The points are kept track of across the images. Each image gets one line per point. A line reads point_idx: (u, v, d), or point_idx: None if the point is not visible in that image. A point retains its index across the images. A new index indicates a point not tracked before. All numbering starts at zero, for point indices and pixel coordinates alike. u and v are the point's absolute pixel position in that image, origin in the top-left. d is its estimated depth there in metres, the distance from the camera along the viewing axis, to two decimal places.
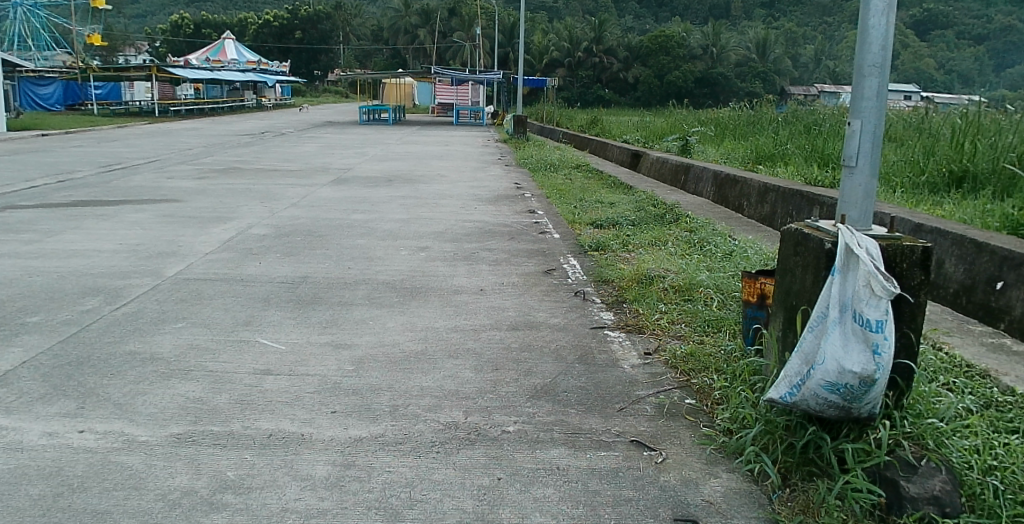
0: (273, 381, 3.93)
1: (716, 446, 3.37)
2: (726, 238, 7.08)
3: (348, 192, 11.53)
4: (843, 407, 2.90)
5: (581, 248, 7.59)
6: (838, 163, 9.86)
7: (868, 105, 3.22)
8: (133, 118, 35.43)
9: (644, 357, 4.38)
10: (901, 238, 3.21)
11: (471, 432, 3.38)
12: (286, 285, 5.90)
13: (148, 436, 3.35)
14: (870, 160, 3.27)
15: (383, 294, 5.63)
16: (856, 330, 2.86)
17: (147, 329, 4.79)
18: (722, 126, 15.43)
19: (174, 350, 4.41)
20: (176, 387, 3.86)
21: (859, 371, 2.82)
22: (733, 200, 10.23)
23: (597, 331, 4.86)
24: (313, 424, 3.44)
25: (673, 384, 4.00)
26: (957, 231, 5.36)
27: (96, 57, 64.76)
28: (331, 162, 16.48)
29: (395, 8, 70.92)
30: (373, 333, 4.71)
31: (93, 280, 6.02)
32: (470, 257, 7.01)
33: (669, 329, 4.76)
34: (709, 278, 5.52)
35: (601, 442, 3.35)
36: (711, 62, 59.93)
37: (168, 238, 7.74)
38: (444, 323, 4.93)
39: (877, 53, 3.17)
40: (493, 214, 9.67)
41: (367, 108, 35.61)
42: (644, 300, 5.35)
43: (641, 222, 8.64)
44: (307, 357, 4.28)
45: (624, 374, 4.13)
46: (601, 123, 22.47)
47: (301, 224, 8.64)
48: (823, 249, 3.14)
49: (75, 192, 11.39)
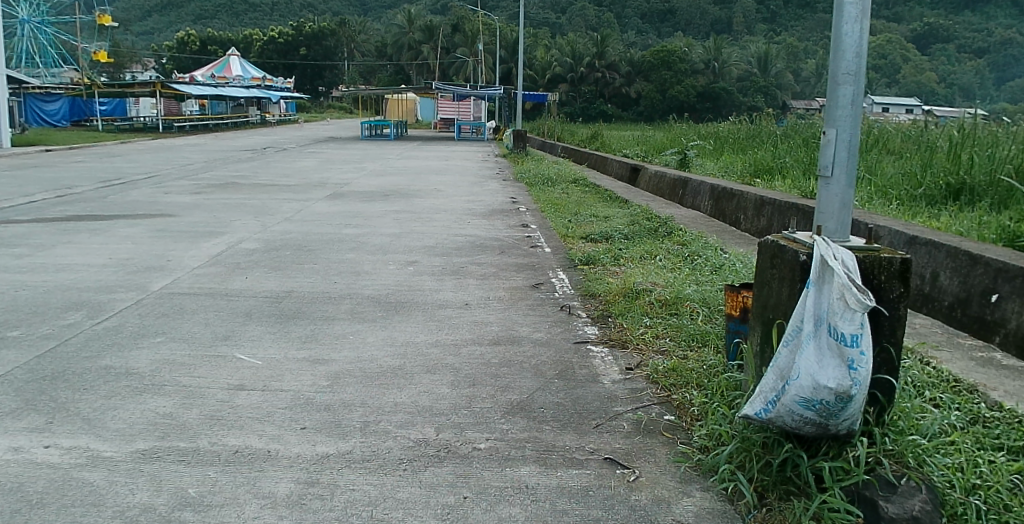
0: (246, 396, 3.86)
1: (691, 464, 3.28)
2: (717, 251, 7.06)
3: (343, 207, 11.50)
4: (820, 423, 2.92)
5: (570, 262, 7.55)
6: None
7: (843, 113, 3.16)
8: (138, 134, 35.62)
9: (625, 372, 4.31)
10: (879, 249, 3.19)
11: (440, 449, 3.30)
12: (270, 300, 5.84)
13: (113, 451, 3.28)
14: (846, 170, 3.20)
15: (367, 309, 5.58)
16: (830, 344, 2.87)
17: (125, 344, 4.73)
18: (722, 141, 15.45)
19: (151, 364, 4.34)
20: (147, 402, 3.81)
21: (834, 386, 2.83)
22: (729, 214, 10.22)
23: (580, 345, 4.78)
24: (281, 440, 3.36)
25: (653, 399, 3.93)
26: (952, 244, 5.31)
27: (103, 74, 65.72)
28: (329, 177, 16.47)
29: (399, 25, 71.65)
30: (352, 348, 4.64)
31: (78, 294, 5.98)
32: (458, 272, 6.95)
33: (653, 344, 4.73)
34: (696, 291, 5.50)
35: (573, 460, 3.26)
36: (713, 77, 60.04)
37: (158, 252, 7.72)
38: (425, 338, 4.86)
39: (851, 60, 3.13)
40: (487, 228, 9.62)
41: (370, 124, 35.76)
42: (629, 314, 5.29)
43: (634, 236, 8.62)
44: (283, 373, 4.20)
45: (603, 389, 4.05)
46: (602, 138, 22.56)
47: (292, 238, 8.60)
48: (797, 261, 3.10)
49: (70, 207, 11.37)
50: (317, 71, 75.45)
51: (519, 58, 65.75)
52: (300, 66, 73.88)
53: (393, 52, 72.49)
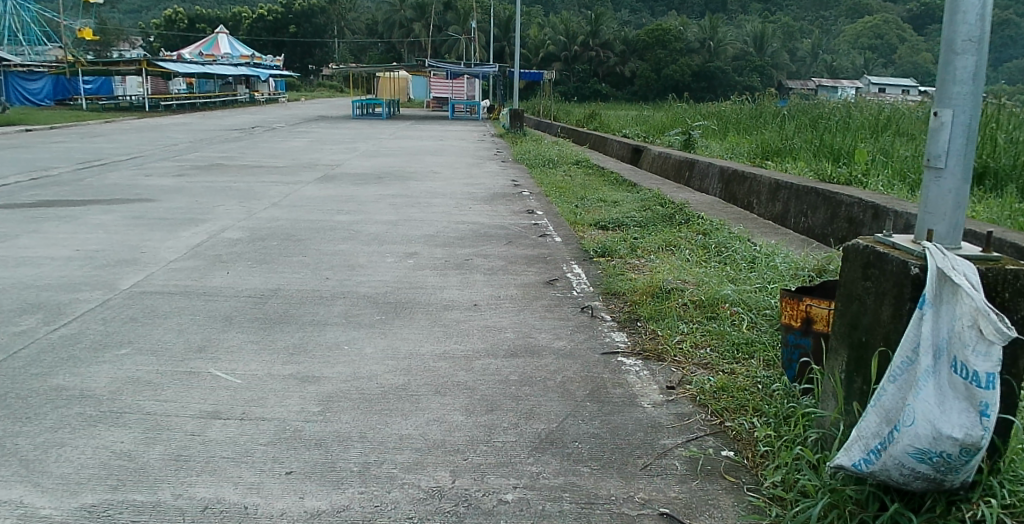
0: (221, 428, 3.23)
1: (769, 521, 2.64)
2: (746, 243, 6.43)
3: (334, 191, 10.83)
4: (934, 479, 2.32)
5: (585, 253, 6.93)
6: (847, 157, 9.27)
7: (961, 90, 2.52)
8: (122, 113, 34.65)
9: (667, 393, 3.69)
10: (999, 258, 2.57)
11: (458, 503, 2.69)
12: (253, 300, 5.20)
13: (53, 508, 2.66)
14: (961, 161, 2.57)
15: (364, 311, 4.95)
16: (955, 384, 2.25)
17: (84, 357, 4.09)
18: (726, 121, 14.74)
19: (110, 385, 3.71)
20: (101, 437, 3.18)
21: (960, 437, 2.22)
22: (741, 199, 9.60)
23: (610, 357, 4.16)
24: (261, 491, 2.74)
25: (706, 429, 3.31)
26: (995, 234, 4.67)
27: (88, 52, 64.44)
28: (320, 158, 15.77)
29: (390, 3, 70.47)
30: (347, 362, 4.01)
31: (37, 294, 5.33)
32: (463, 265, 6.33)
33: (693, 356, 4.11)
34: (733, 290, 4.88)
35: (623, 517, 2.65)
36: (708, 56, 59.15)
37: (132, 243, 7.06)
38: (431, 349, 4.23)
39: (974, 25, 2.49)
40: (489, 215, 8.98)
41: (360, 103, 34.88)
42: (661, 318, 4.68)
43: (649, 223, 8.01)
44: (266, 396, 3.57)
45: (644, 415, 3.44)
46: (600, 118, 21.85)
47: (280, 226, 7.94)
48: (906, 274, 2.47)
49: (43, 191, 10.68)
50: (307, 49, 74.18)
51: (512, 37, 64.64)
52: (290, 45, 72.60)
53: (384, 30, 71.28)
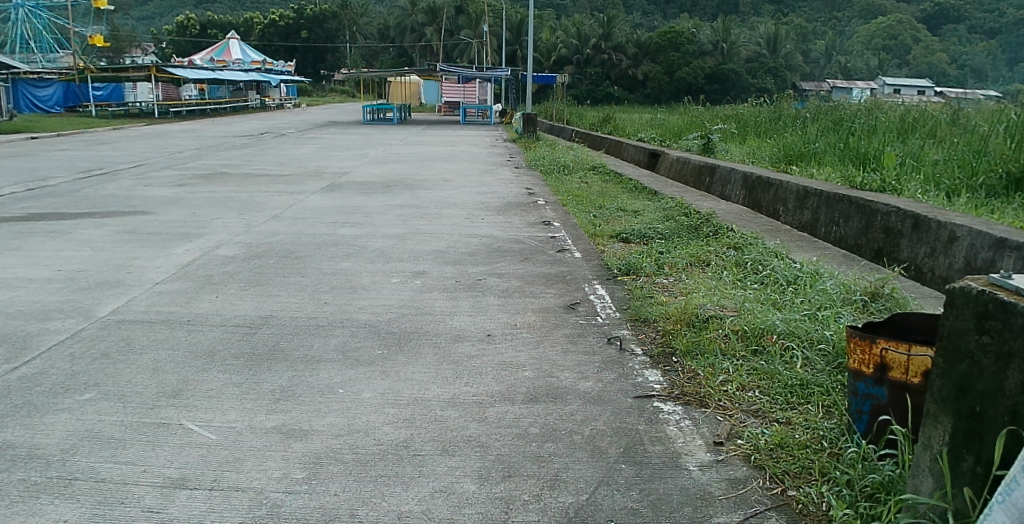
0: (185, 503, 2.70)
1: None
2: (785, 259, 5.85)
3: (340, 201, 10.31)
4: None
5: (607, 270, 6.37)
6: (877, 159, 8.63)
7: None
8: (132, 120, 34.32)
9: (715, 451, 3.12)
10: None
11: None
12: (242, 330, 4.67)
13: None
14: None
15: (363, 344, 4.40)
16: None
17: (40, 404, 3.56)
18: (745, 124, 14.05)
19: (64, 442, 3.18)
20: (40, 515, 2.65)
21: None
22: (766, 206, 9.02)
23: (644, 402, 3.61)
24: None
25: (767, 502, 2.75)
26: None
27: (102, 60, 64.41)
28: (328, 166, 15.28)
29: (401, 7, 70.10)
30: (341, 411, 3.47)
31: (4, 323, 4.81)
32: (475, 286, 5.79)
33: (741, 401, 3.54)
34: (780, 319, 4.29)
35: None
36: (721, 59, 58.34)
37: (118, 262, 6.55)
38: (437, 393, 3.68)
39: None
40: (502, 227, 8.44)
41: (370, 109, 34.39)
42: (699, 352, 4.11)
43: (674, 236, 7.42)
44: (243, 457, 3.03)
45: (690, 482, 2.89)
46: (614, 121, 21.31)
47: (279, 242, 7.43)
48: None
49: (37, 203, 10.21)
50: (319, 55, 73.88)
51: (523, 40, 64.09)
52: (302, 50, 72.38)
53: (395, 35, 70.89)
